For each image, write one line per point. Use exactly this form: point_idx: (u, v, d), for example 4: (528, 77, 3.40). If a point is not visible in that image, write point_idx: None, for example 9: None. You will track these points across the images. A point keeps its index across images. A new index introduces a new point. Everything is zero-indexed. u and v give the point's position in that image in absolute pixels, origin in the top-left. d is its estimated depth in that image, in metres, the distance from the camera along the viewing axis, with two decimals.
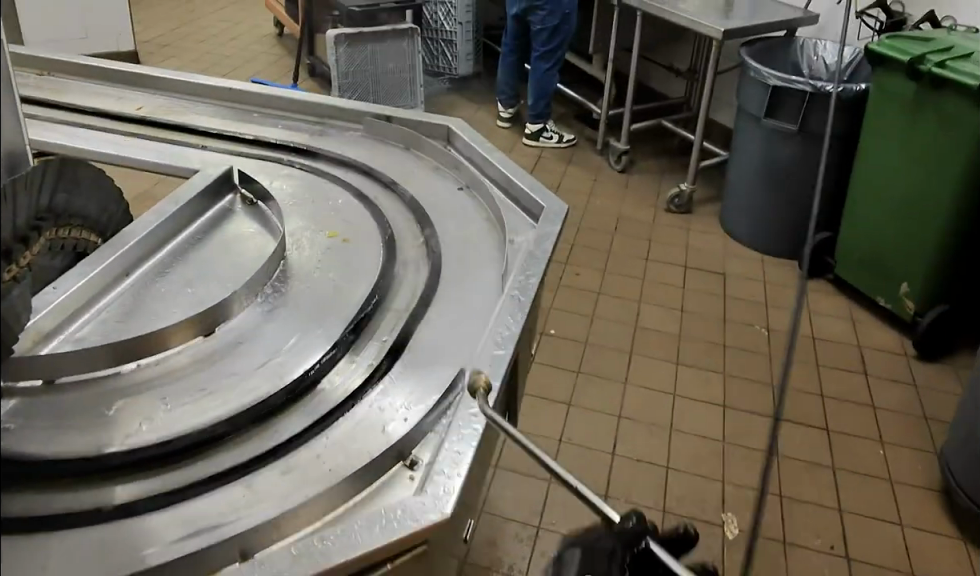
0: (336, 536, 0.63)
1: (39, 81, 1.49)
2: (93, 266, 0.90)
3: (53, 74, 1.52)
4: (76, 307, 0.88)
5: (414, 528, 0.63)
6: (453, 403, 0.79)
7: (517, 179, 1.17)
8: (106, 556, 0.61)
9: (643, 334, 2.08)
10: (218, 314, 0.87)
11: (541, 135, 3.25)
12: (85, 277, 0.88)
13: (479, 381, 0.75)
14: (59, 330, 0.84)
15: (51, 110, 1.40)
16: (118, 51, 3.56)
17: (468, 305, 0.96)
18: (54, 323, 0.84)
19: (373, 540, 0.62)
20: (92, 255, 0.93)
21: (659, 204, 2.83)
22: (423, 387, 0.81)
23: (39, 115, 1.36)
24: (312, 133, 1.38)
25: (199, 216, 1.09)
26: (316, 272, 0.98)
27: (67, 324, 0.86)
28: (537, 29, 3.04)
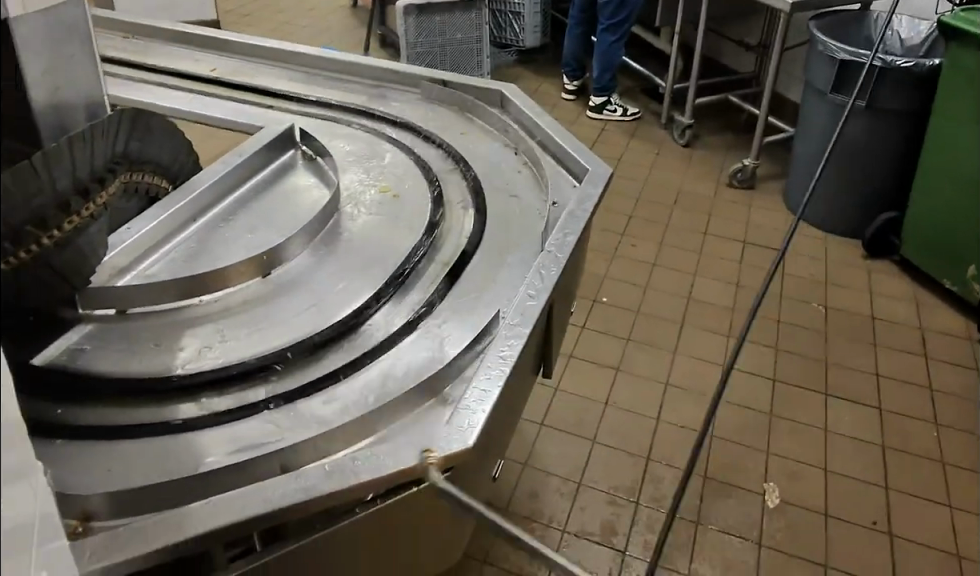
0: (365, 457, 0.69)
1: (123, 43, 1.57)
2: (163, 209, 0.97)
3: (136, 37, 1.60)
4: (148, 247, 0.95)
5: (438, 455, 0.69)
6: (483, 344, 0.85)
7: (567, 145, 1.21)
8: (168, 463, 0.68)
9: (696, 306, 2.08)
10: (274, 258, 0.93)
11: (605, 108, 3.24)
12: (156, 219, 0.95)
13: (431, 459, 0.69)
14: (131, 266, 0.92)
15: (133, 70, 1.48)
16: (200, 19, 3.69)
17: (510, 261, 1.00)
18: (127, 259, 0.92)
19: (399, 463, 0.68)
20: (163, 200, 1.00)
21: (722, 179, 2.79)
22: (457, 328, 0.87)
23: (123, 75, 1.45)
24: (372, 95, 1.44)
25: (263, 168, 1.15)
26: (366, 226, 1.04)
27: (138, 261, 0.93)
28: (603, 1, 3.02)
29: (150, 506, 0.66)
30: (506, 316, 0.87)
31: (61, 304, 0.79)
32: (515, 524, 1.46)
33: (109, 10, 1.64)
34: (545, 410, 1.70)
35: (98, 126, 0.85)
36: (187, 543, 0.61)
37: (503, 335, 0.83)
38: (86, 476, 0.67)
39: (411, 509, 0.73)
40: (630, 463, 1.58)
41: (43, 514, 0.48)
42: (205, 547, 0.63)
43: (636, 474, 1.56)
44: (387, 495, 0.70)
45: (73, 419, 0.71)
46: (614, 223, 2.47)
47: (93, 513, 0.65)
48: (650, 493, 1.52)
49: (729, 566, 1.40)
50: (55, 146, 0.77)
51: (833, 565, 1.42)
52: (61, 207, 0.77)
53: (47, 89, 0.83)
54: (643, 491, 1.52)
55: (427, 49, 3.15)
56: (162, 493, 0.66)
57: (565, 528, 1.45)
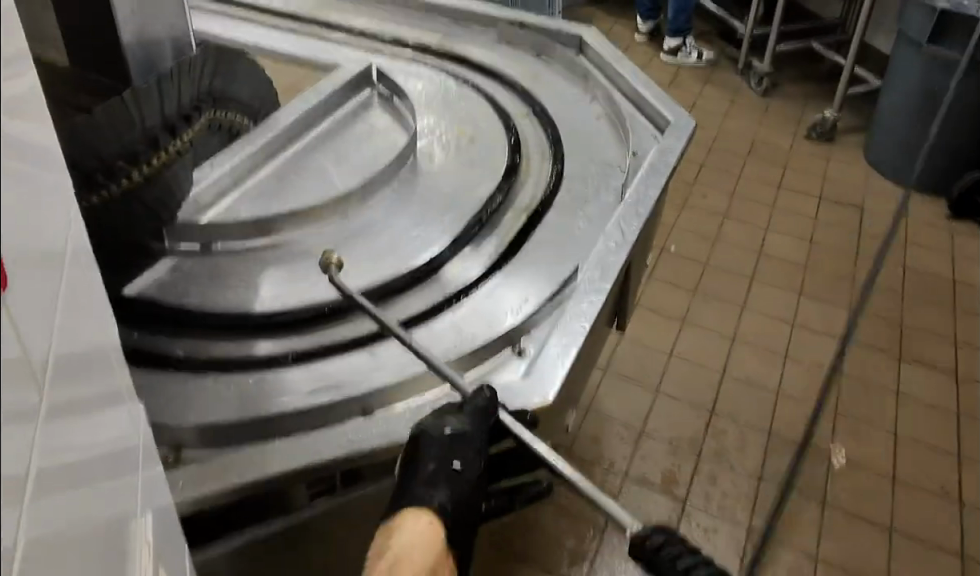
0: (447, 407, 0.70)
1: None
2: (244, 146, 0.99)
3: None
4: (229, 181, 0.96)
5: (521, 409, 0.70)
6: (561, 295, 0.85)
7: (653, 97, 1.19)
8: (252, 400, 0.70)
9: (767, 261, 2.03)
10: (351, 197, 0.94)
11: (679, 52, 3.13)
12: (238, 155, 0.97)
13: (330, 258, 0.76)
14: (213, 202, 0.93)
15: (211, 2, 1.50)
16: None
17: (593, 214, 0.99)
18: (212, 195, 0.94)
19: None
20: (243, 138, 1.00)
21: (799, 130, 2.69)
22: (533, 277, 0.87)
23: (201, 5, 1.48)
24: (447, 32, 1.45)
25: (342, 104, 1.17)
26: (440, 174, 1.05)
27: (224, 196, 0.95)
28: None
29: (236, 440, 0.68)
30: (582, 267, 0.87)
31: (151, 238, 0.82)
32: (576, 468, 1.47)
33: None
34: (608, 357, 1.69)
35: (187, 67, 0.87)
36: (274, 479, 0.63)
37: (582, 290, 0.82)
38: (175, 406, 0.69)
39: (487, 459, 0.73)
40: (693, 414, 1.58)
41: (145, 438, 0.50)
42: (289, 485, 0.64)
43: (698, 426, 1.55)
44: None
45: (168, 350, 0.74)
46: (685, 172, 2.41)
47: (184, 442, 0.67)
48: (712, 446, 1.51)
49: (790, 523, 1.40)
50: (146, 88, 0.80)
51: (898, 529, 1.40)
52: (149, 142, 0.79)
53: (134, 26, 0.84)
54: (705, 443, 1.52)
55: None
56: (246, 428, 0.68)
57: (626, 474, 1.46)
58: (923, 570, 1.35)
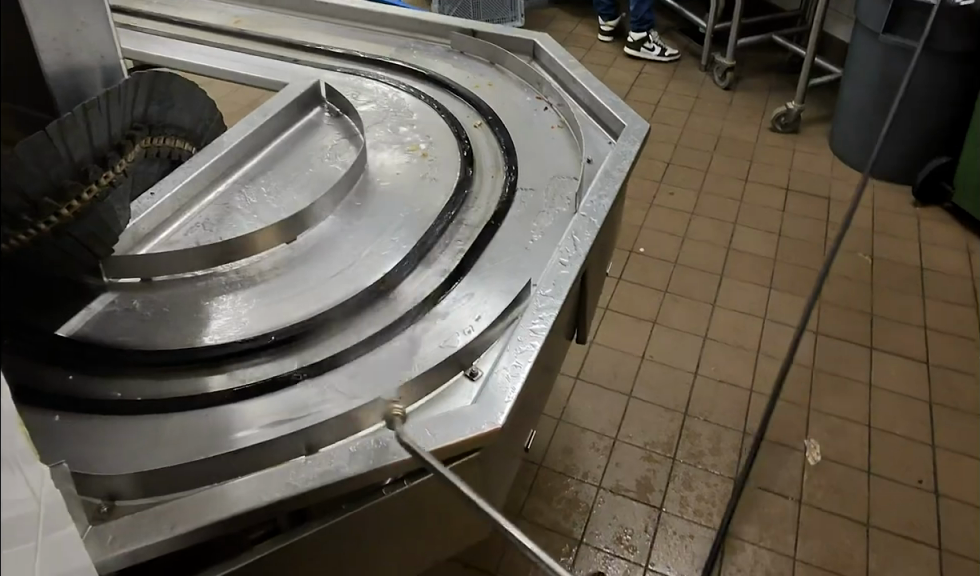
0: (391, 438, 0.67)
1: None
2: (190, 172, 0.97)
3: None
4: (174, 209, 0.95)
5: (469, 436, 0.67)
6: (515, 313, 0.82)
7: (607, 103, 1.22)
8: (189, 445, 0.67)
9: (736, 256, 2.02)
10: (297, 221, 0.91)
11: (643, 45, 3.14)
12: (181, 183, 0.95)
13: (396, 409, 0.71)
14: (149, 237, 0.90)
15: (163, 24, 1.54)
16: None
17: (549, 226, 0.97)
18: (153, 226, 0.92)
19: (429, 445, 0.66)
20: (187, 163, 1.00)
21: (765, 123, 2.70)
22: (485, 295, 0.85)
23: (149, 29, 1.51)
24: (401, 45, 1.50)
25: (290, 126, 1.19)
26: (387, 191, 1.03)
27: (166, 225, 0.93)
28: None
29: (173, 486, 0.65)
30: (535, 283, 0.84)
31: (84, 273, 0.79)
32: (550, 479, 1.45)
33: None
34: (579, 363, 1.68)
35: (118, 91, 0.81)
36: (210, 526, 0.60)
37: (535, 305, 0.80)
38: (110, 453, 0.66)
39: (442, 488, 0.71)
40: (666, 417, 1.56)
41: (53, 500, 0.47)
42: (227, 531, 0.62)
43: (673, 429, 1.54)
44: (415, 476, 0.68)
45: (104, 393, 0.71)
46: (651, 170, 2.41)
47: (116, 493, 0.64)
48: (687, 449, 1.50)
49: (767, 525, 1.38)
50: (71, 118, 0.73)
51: (875, 525, 1.39)
52: (78, 174, 0.73)
53: (60, 54, 0.82)
54: (679, 447, 1.50)
55: None
56: (183, 474, 0.65)
57: (600, 483, 1.44)
58: (900, 566, 1.34)
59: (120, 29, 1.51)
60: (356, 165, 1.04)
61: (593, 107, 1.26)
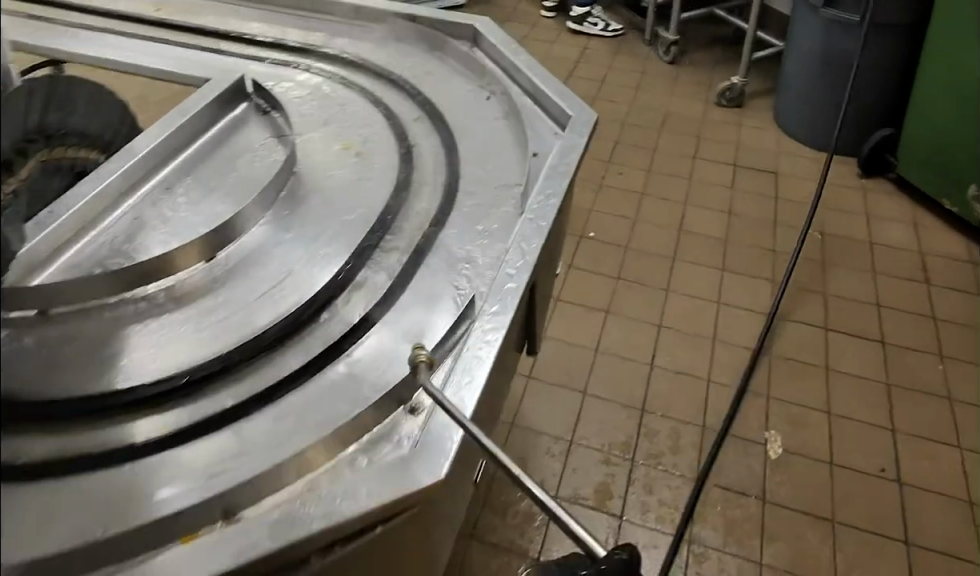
0: (321, 499, 0.62)
1: None
2: (93, 184, 0.89)
3: None
4: (78, 228, 0.87)
5: (401, 496, 0.62)
6: (457, 342, 0.76)
7: (554, 92, 1.16)
8: (89, 519, 0.59)
9: (688, 238, 1.99)
10: (219, 237, 0.84)
11: (585, 21, 3.10)
12: (84, 198, 0.87)
13: (420, 355, 0.70)
14: (48, 262, 0.83)
15: (71, 11, 1.43)
16: None
17: (495, 231, 0.92)
18: (56, 246, 0.84)
19: (359, 508, 0.61)
20: (91, 176, 0.91)
21: (710, 98, 2.66)
22: (422, 324, 0.79)
23: (57, 19, 1.39)
24: (334, 31, 1.41)
25: (213, 125, 1.10)
26: (316, 196, 0.95)
27: (71, 244, 0.86)
28: None
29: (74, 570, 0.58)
30: (479, 305, 0.79)
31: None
32: None
33: None
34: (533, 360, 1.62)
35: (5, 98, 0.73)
36: None
37: (476, 335, 0.76)
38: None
39: (382, 546, 0.67)
40: (624, 414, 1.53)
41: None
42: None
43: (631, 428, 1.50)
44: (349, 541, 0.63)
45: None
46: (599, 150, 2.35)
47: None
48: (647, 449, 1.47)
49: (731, 527, 1.35)
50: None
51: (840, 521, 1.37)
52: None
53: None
54: (638, 448, 1.47)
55: None
56: (83, 559, 0.57)
57: (558, 492, 1.39)
58: (867, 564, 1.32)
59: (25, 19, 1.39)
60: (282, 169, 0.95)
61: (539, 96, 1.20)
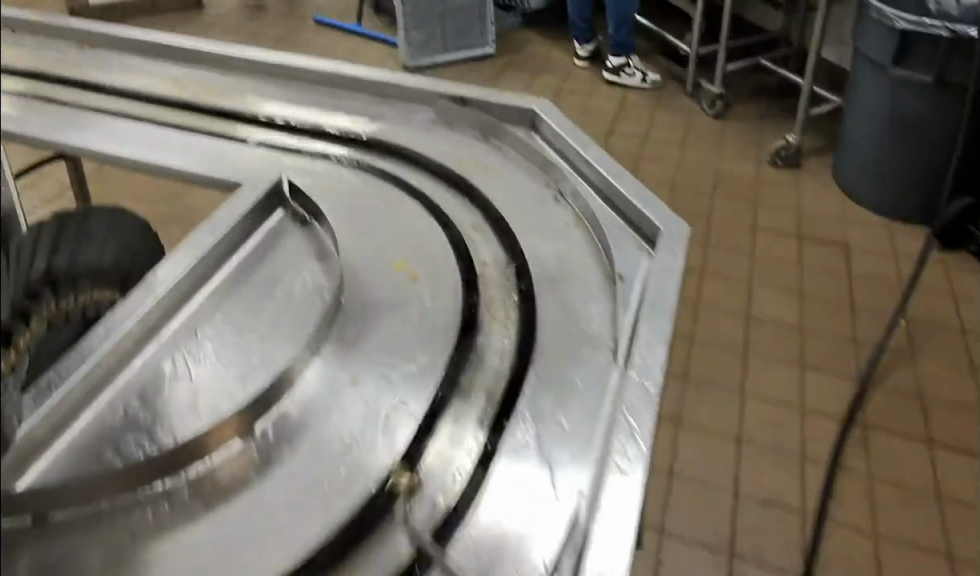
0: None
1: (78, 58, 1.44)
2: (103, 339, 0.81)
3: (93, 46, 1.48)
4: (88, 392, 0.78)
5: None
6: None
7: (634, 200, 1.00)
8: None
9: (760, 329, 1.83)
10: (261, 405, 0.74)
11: (623, 70, 2.86)
12: (89, 360, 0.79)
13: (400, 480, 0.69)
14: (52, 437, 0.74)
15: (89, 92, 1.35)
16: None
17: (589, 382, 0.80)
18: (59, 416, 0.75)
19: None
20: (104, 322, 0.83)
21: (763, 157, 2.49)
22: (510, 539, 0.67)
23: (71, 103, 1.30)
24: (374, 115, 1.27)
25: (243, 242, 0.97)
26: (364, 346, 0.84)
27: (79, 411, 0.77)
28: None
29: None
30: (585, 521, 0.67)
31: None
32: None
33: (60, 21, 1.49)
34: None
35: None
36: None
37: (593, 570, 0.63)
38: None
39: None
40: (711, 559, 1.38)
41: None
42: None
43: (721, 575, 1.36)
44: None
45: None
46: None
47: None
48: None
49: None
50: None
51: None
52: None
53: None
54: None
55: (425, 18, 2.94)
56: None
57: None
58: None
59: (41, 104, 1.30)
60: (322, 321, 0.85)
61: (615, 197, 1.05)
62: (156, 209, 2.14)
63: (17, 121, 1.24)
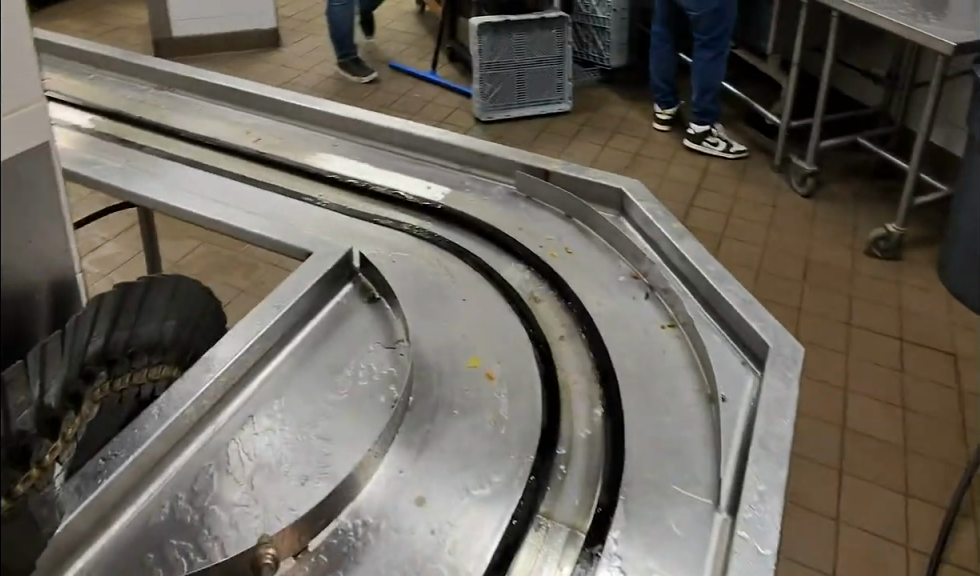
0: None
1: (158, 101, 1.42)
2: (158, 423, 0.73)
3: (173, 89, 1.46)
4: (137, 480, 0.71)
5: None
6: None
7: (740, 312, 0.95)
8: None
9: (857, 444, 1.73)
10: (323, 515, 0.71)
11: (704, 139, 2.78)
12: (138, 446, 0.71)
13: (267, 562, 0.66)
14: (96, 530, 0.68)
15: (163, 137, 1.31)
16: (260, 29, 3.42)
17: (691, 528, 0.76)
18: (103, 510, 0.68)
19: None
20: (161, 401, 0.76)
21: (860, 244, 2.36)
22: None
23: (145, 146, 1.27)
24: (452, 185, 1.20)
25: (308, 321, 0.90)
26: (431, 459, 0.79)
27: (125, 503, 0.70)
28: (695, 17, 2.57)
29: None
30: None
31: None
32: None
33: (143, 64, 1.48)
34: None
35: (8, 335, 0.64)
36: None
37: None
38: None
39: None
40: None
41: None
42: None
43: None
44: None
45: None
46: None
47: None
48: None
49: None
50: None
51: None
52: None
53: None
54: None
55: (500, 70, 2.91)
56: None
57: None
58: None
59: (113, 145, 1.27)
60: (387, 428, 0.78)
61: (714, 299, 0.99)
62: (220, 252, 2.12)
63: (89, 162, 1.21)
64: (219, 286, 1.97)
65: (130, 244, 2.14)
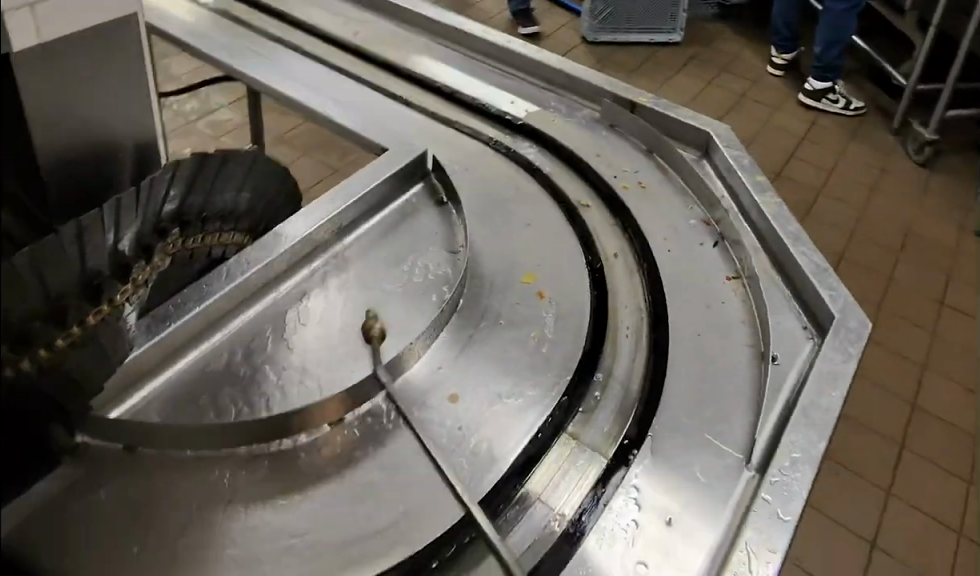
0: None
1: None
2: (224, 282, 0.77)
3: None
4: (198, 329, 0.76)
5: None
6: None
7: (811, 278, 0.93)
8: None
9: (924, 425, 1.70)
10: (361, 392, 0.75)
11: (824, 97, 2.62)
12: (203, 301, 0.76)
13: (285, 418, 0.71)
14: (159, 367, 0.73)
15: (271, 18, 1.34)
16: None
17: (715, 478, 0.77)
18: (166, 352, 0.73)
19: None
20: (227, 265, 0.80)
21: (969, 225, 2.24)
22: None
23: (252, 24, 1.30)
24: (541, 105, 1.19)
25: (374, 213, 0.93)
26: (473, 358, 0.82)
27: (186, 349, 0.75)
28: None
29: None
30: None
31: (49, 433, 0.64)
32: None
33: None
34: None
35: (92, 183, 0.72)
36: None
37: None
38: None
39: None
40: None
41: None
42: None
43: None
44: None
45: None
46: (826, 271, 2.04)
47: None
48: None
49: None
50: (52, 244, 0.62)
51: None
52: (16, 344, 0.58)
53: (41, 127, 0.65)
54: None
55: None
56: None
57: None
58: None
59: (224, 19, 1.30)
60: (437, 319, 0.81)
61: (784, 260, 0.97)
62: (318, 132, 2.16)
63: (199, 34, 1.25)
64: (312, 164, 2.02)
65: (238, 110, 2.20)
